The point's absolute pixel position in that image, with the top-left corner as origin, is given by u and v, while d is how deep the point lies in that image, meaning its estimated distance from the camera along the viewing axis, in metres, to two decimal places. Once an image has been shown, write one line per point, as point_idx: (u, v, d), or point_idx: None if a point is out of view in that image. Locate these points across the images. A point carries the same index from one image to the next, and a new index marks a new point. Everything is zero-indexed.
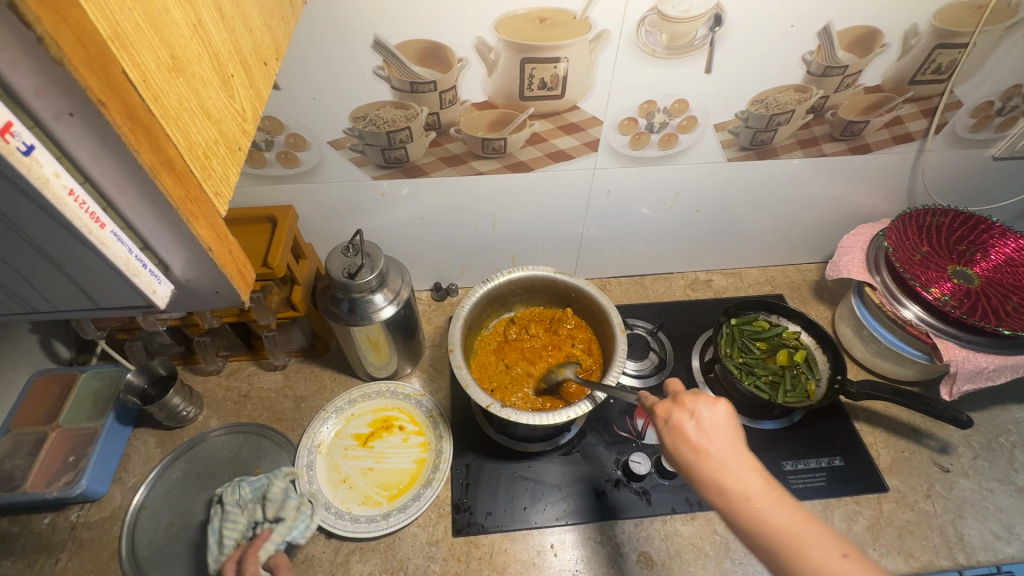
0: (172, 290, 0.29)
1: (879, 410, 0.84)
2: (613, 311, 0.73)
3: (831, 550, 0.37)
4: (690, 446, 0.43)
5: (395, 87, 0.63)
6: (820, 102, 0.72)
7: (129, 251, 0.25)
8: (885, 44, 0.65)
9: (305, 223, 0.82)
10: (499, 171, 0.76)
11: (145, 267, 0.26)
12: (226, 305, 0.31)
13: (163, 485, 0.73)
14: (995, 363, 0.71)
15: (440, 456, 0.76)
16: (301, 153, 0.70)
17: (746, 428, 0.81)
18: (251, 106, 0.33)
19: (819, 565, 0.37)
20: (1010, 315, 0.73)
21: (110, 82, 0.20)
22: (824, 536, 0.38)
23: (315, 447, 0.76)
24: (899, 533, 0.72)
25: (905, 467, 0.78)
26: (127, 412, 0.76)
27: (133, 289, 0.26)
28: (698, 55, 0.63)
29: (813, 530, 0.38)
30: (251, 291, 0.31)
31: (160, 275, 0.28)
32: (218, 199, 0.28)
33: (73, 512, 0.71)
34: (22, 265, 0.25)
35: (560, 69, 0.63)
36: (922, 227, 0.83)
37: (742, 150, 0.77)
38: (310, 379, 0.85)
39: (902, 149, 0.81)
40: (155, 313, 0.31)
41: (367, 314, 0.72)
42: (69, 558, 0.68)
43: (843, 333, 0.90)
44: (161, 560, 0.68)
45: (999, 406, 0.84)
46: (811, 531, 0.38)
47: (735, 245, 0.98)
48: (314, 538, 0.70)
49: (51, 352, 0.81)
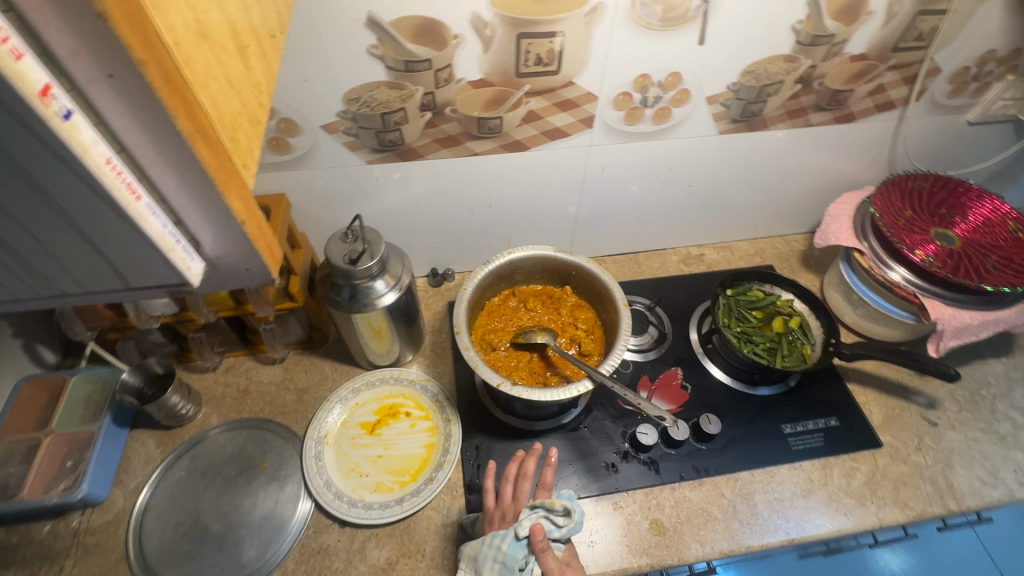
0: (205, 268, 0.28)
1: (869, 371, 0.87)
2: (615, 286, 0.74)
3: None
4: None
5: (390, 67, 0.62)
6: (808, 71, 0.73)
7: (164, 225, 0.25)
8: (869, 12, 0.67)
9: (298, 212, 0.80)
10: (495, 151, 0.75)
11: (179, 244, 0.26)
12: (256, 284, 0.30)
13: (167, 485, 0.72)
14: (977, 319, 0.74)
15: (450, 439, 0.76)
16: (292, 139, 0.68)
17: (745, 395, 0.83)
18: (264, 79, 0.32)
19: None
20: (990, 273, 0.77)
21: (149, 41, 0.20)
22: None
23: (322, 438, 0.76)
24: (894, 485, 0.75)
25: (896, 423, 0.81)
26: (124, 414, 0.74)
27: (168, 266, 0.26)
28: (692, 26, 0.64)
29: None
30: (280, 267, 0.31)
31: (193, 252, 0.27)
32: (245, 171, 0.27)
33: (74, 518, 0.69)
34: (58, 241, 0.25)
35: (556, 44, 0.63)
36: (905, 193, 0.86)
37: (732, 122, 0.78)
38: (310, 370, 0.84)
39: (884, 117, 0.83)
40: (184, 292, 0.30)
41: (369, 300, 0.71)
42: (74, 565, 0.66)
43: (833, 299, 0.93)
44: (171, 559, 0.66)
45: (979, 360, 0.88)
46: None
47: (724, 219, 1.00)
48: (327, 528, 0.70)
49: (37, 357, 0.78)
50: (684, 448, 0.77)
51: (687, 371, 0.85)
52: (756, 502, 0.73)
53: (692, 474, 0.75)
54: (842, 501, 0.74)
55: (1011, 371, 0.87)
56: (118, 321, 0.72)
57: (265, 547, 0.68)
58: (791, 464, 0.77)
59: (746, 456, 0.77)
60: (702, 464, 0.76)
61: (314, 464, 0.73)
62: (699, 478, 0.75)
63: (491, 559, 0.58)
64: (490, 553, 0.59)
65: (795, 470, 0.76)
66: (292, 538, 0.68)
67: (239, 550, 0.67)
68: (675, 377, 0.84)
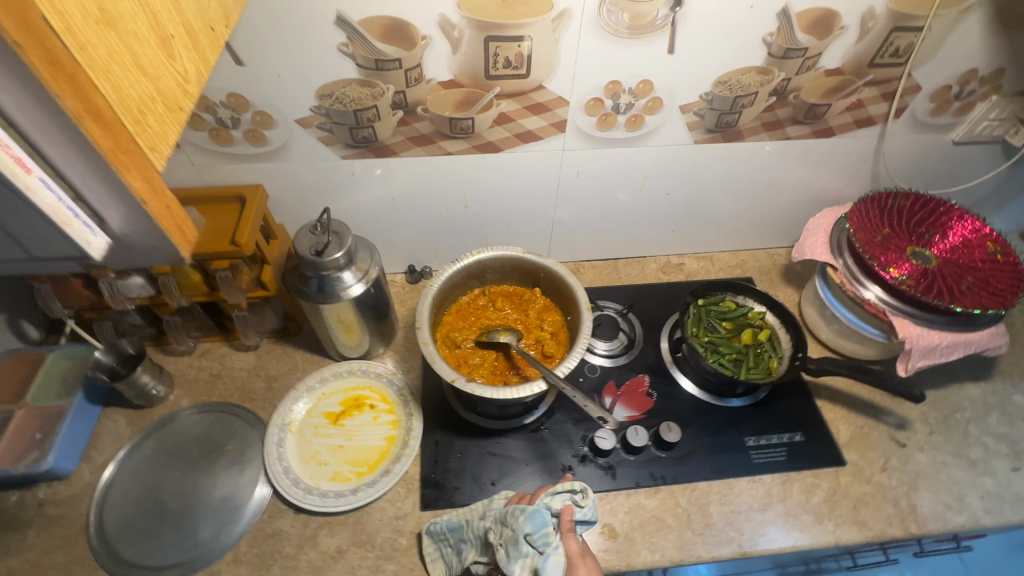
0: (109, 244, 0.30)
1: (840, 388, 0.86)
2: (580, 290, 0.75)
3: None
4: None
5: (360, 65, 0.63)
6: (782, 84, 0.73)
7: (59, 199, 0.27)
8: (843, 26, 0.67)
9: (275, 204, 0.81)
10: (468, 152, 0.76)
11: (77, 218, 0.28)
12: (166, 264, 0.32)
13: (133, 462, 0.74)
14: (946, 340, 0.73)
15: (410, 433, 0.77)
16: (267, 132, 0.70)
17: (711, 406, 0.83)
18: (195, 70, 0.34)
19: None
20: (963, 294, 0.76)
21: (27, 25, 0.21)
22: None
23: (285, 426, 0.77)
24: (855, 504, 0.74)
25: (863, 442, 0.80)
26: (97, 391, 0.77)
27: (67, 239, 0.28)
28: (661, 35, 0.64)
29: None
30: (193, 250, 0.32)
31: (94, 228, 0.29)
32: (154, 154, 0.28)
33: (41, 489, 0.71)
34: None
35: (524, 48, 0.64)
36: (884, 210, 0.85)
37: (707, 132, 0.78)
38: (281, 359, 0.86)
39: (865, 133, 0.82)
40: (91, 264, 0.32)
41: (336, 292, 0.72)
42: (36, 535, 0.68)
43: (808, 314, 0.92)
44: (129, 534, 0.68)
45: (955, 384, 0.87)
46: None
47: (705, 229, 0.99)
48: (283, 513, 0.71)
49: (20, 332, 0.81)
50: (643, 455, 0.77)
51: (654, 379, 0.85)
52: (712, 513, 0.73)
53: (649, 481, 0.75)
54: (799, 517, 0.73)
55: (988, 397, 0.85)
56: (96, 302, 0.75)
57: (220, 528, 0.69)
58: (751, 478, 0.76)
59: (705, 467, 0.77)
60: (660, 471, 0.76)
61: (275, 451, 0.74)
62: (656, 486, 0.75)
63: (509, 527, 0.60)
64: (510, 521, 0.60)
65: (754, 484, 0.76)
66: (247, 521, 0.70)
67: (195, 529, 0.69)
68: (642, 384, 0.84)
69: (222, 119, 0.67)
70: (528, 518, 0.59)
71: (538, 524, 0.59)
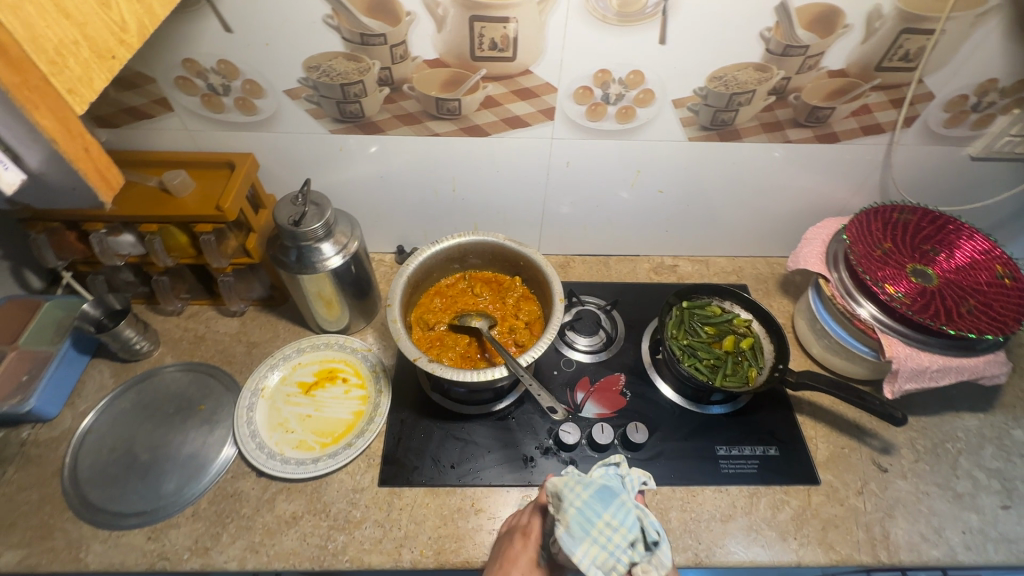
0: (24, 178, 0.32)
1: (824, 405, 0.83)
2: (556, 280, 0.74)
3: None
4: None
5: (346, 38, 0.64)
6: (781, 84, 0.70)
7: None
8: (847, 25, 0.64)
9: (267, 174, 0.83)
10: (455, 134, 0.76)
11: None
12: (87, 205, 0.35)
13: (112, 412, 0.77)
14: (937, 364, 0.69)
15: (377, 409, 0.78)
16: (257, 101, 0.71)
17: (685, 411, 0.81)
18: (137, 20, 0.34)
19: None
20: (962, 316, 0.72)
21: None
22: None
23: (258, 391, 0.79)
24: (824, 525, 0.71)
25: (841, 463, 0.77)
26: (84, 342, 0.80)
27: None
28: (651, 24, 0.63)
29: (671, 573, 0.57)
30: (114, 196, 0.36)
31: (9, 163, 0.31)
32: (72, 97, 0.30)
33: (25, 429, 0.75)
34: None
35: (509, 29, 0.63)
36: (887, 224, 0.81)
37: (702, 129, 0.76)
38: (264, 327, 0.88)
39: (872, 140, 0.79)
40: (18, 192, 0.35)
41: (314, 263, 0.73)
42: (15, 471, 0.71)
43: (800, 326, 0.88)
44: (98, 479, 0.71)
45: (951, 413, 0.82)
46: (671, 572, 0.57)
47: (702, 231, 0.97)
48: (245, 475, 0.73)
49: (23, 281, 0.84)
50: (608, 453, 0.76)
51: (631, 379, 0.84)
52: (671, 519, 0.71)
53: None
54: (763, 532, 0.70)
55: (985, 429, 0.81)
56: (90, 256, 0.78)
57: (183, 483, 0.71)
58: (717, 487, 0.74)
59: (671, 472, 0.75)
60: None
61: (245, 414, 0.76)
62: None
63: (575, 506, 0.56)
64: (574, 500, 0.56)
65: (719, 494, 0.74)
66: (210, 479, 0.71)
67: (160, 482, 0.71)
68: (616, 383, 0.83)
69: (214, 86, 0.69)
70: (600, 500, 0.56)
71: (613, 502, 0.56)
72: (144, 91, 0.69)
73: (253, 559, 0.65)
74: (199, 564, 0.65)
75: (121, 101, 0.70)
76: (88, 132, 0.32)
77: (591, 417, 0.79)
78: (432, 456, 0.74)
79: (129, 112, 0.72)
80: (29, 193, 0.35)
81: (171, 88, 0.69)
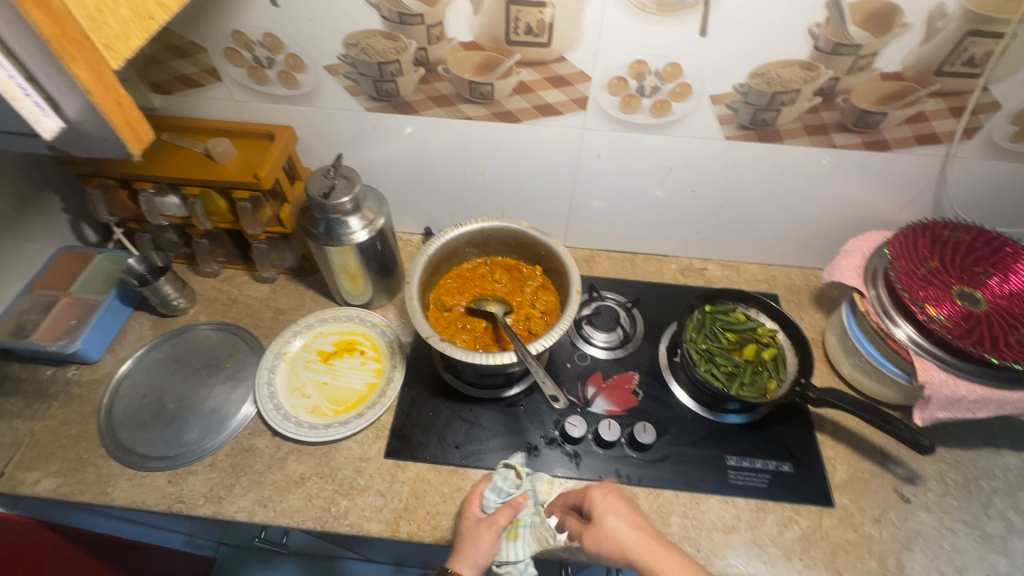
0: (60, 127, 0.35)
1: (848, 427, 0.79)
2: (574, 272, 0.73)
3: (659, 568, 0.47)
4: (618, 524, 0.51)
5: (385, 17, 0.65)
6: (828, 84, 0.67)
7: (10, 75, 0.31)
8: (904, 24, 0.60)
9: (304, 147, 0.86)
10: (487, 119, 0.76)
11: (28, 97, 0.33)
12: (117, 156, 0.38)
13: (147, 361, 0.83)
14: (975, 394, 0.65)
15: (390, 384, 0.80)
16: (300, 75, 0.73)
17: (697, 417, 0.79)
18: None
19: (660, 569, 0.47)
20: (1009, 346, 0.67)
21: None
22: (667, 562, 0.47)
23: (280, 354, 0.82)
24: (832, 549, 0.68)
25: (859, 488, 0.73)
26: (128, 294, 0.86)
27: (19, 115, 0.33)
28: (692, 14, 0.61)
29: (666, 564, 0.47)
30: (144, 151, 0.39)
31: (49, 110, 0.34)
32: (109, 53, 0.34)
33: (70, 369, 0.81)
34: None
35: (545, 15, 0.63)
36: (936, 241, 0.76)
37: (740, 128, 0.73)
38: (293, 295, 0.91)
39: (927, 151, 0.74)
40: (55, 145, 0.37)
41: (341, 236, 0.75)
42: (59, 406, 0.77)
43: (830, 342, 0.84)
44: (130, 422, 0.76)
45: (989, 449, 0.77)
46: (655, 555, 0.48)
47: (735, 235, 0.94)
48: (261, 433, 0.76)
49: (80, 233, 0.92)
50: (613, 451, 0.75)
51: (644, 379, 0.82)
52: (671, 523, 0.70)
53: (612, 478, 0.72)
54: (766, 548, 0.68)
55: None
56: (138, 214, 0.83)
57: (204, 434, 0.75)
58: (723, 497, 0.72)
59: (676, 476, 0.73)
60: (626, 470, 0.73)
61: (266, 375, 0.80)
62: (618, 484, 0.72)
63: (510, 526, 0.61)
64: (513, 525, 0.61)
65: (725, 505, 0.72)
66: (228, 433, 0.75)
67: (183, 430, 0.76)
68: (629, 382, 0.81)
69: (259, 58, 0.72)
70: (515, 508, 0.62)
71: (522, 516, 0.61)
72: (196, 60, 0.72)
73: (261, 512, 0.69)
74: (211, 510, 0.69)
75: (175, 69, 0.74)
76: (123, 87, 0.35)
77: (600, 413, 0.78)
78: (437, 434, 0.76)
79: (182, 80, 0.76)
80: (65, 143, 0.37)
81: (220, 59, 0.72)
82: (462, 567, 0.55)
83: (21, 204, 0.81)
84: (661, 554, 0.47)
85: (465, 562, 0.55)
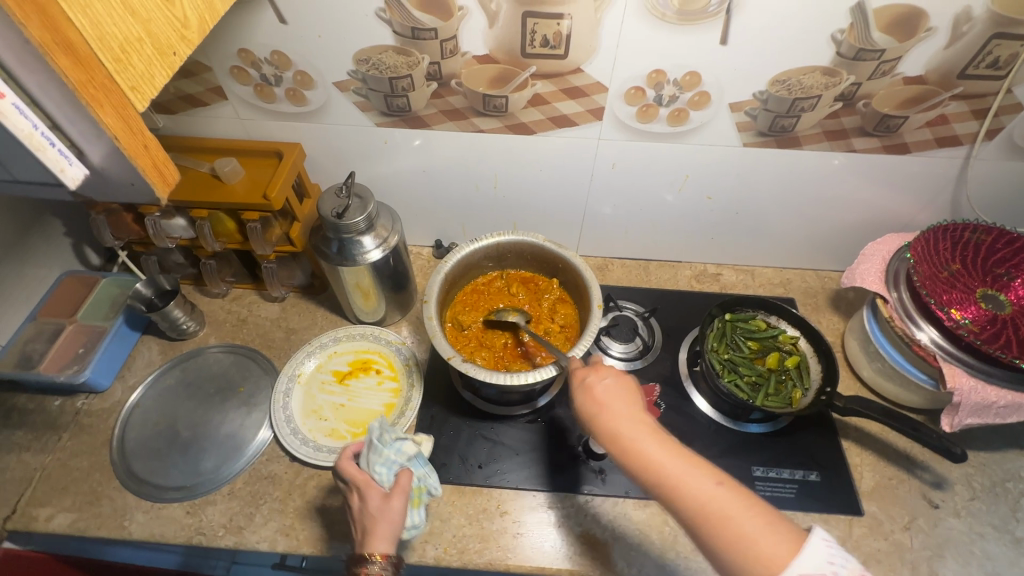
0: (85, 173, 0.35)
1: (872, 433, 0.78)
2: (595, 285, 0.72)
3: (707, 480, 0.46)
4: (593, 402, 0.54)
5: (396, 32, 0.63)
6: (850, 89, 0.66)
7: (33, 126, 0.31)
8: (929, 28, 0.59)
9: (312, 163, 0.84)
10: (500, 131, 0.75)
11: (52, 147, 0.32)
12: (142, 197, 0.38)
13: (158, 388, 0.81)
14: (1005, 400, 0.64)
15: (408, 403, 0.78)
16: (308, 92, 0.71)
17: (720, 428, 0.78)
18: (197, 18, 0.37)
19: (694, 492, 0.45)
20: None
21: None
22: (702, 472, 0.47)
23: (294, 377, 0.81)
24: (864, 559, 0.67)
25: (887, 494, 0.73)
26: (136, 319, 0.84)
27: (44, 164, 0.33)
28: (713, 23, 0.59)
29: (692, 472, 0.47)
30: (170, 193, 0.38)
31: (74, 158, 0.34)
32: (133, 93, 0.33)
33: (79, 399, 0.79)
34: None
35: (563, 26, 0.61)
36: (957, 244, 0.75)
37: (759, 135, 0.72)
38: (304, 314, 0.90)
39: (947, 153, 0.73)
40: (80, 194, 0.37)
41: (354, 255, 0.73)
42: (69, 438, 0.75)
43: (850, 347, 0.84)
44: (144, 452, 0.74)
45: (1014, 450, 0.76)
46: (689, 471, 0.47)
47: (749, 240, 0.93)
48: (278, 459, 0.74)
49: (82, 257, 0.90)
50: None
51: (666, 390, 0.81)
52: None
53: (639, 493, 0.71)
54: None
55: None
56: (144, 237, 0.81)
57: (221, 462, 0.73)
58: None
59: None
60: None
61: (281, 399, 0.78)
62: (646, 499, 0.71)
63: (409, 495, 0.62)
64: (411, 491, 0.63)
65: None
66: (245, 459, 0.74)
67: (199, 458, 0.74)
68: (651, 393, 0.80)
69: (266, 76, 0.70)
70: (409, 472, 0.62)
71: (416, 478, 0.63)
72: (201, 79, 0.70)
73: (284, 541, 0.67)
74: (233, 541, 0.67)
75: (179, 89, 0.72)
76: (148, 130, 0.34)
77: None
78: (460, 454, 0.74)
79: (186, 100, 0.74)
80: (90, 190, 0.37)
81: (226, 77, 0.70)
82: (381, 546, 0.55)
83: (23, 230, 0.79)
84: (628, 426, 0.51)
85: (382, 541, 0.55)
